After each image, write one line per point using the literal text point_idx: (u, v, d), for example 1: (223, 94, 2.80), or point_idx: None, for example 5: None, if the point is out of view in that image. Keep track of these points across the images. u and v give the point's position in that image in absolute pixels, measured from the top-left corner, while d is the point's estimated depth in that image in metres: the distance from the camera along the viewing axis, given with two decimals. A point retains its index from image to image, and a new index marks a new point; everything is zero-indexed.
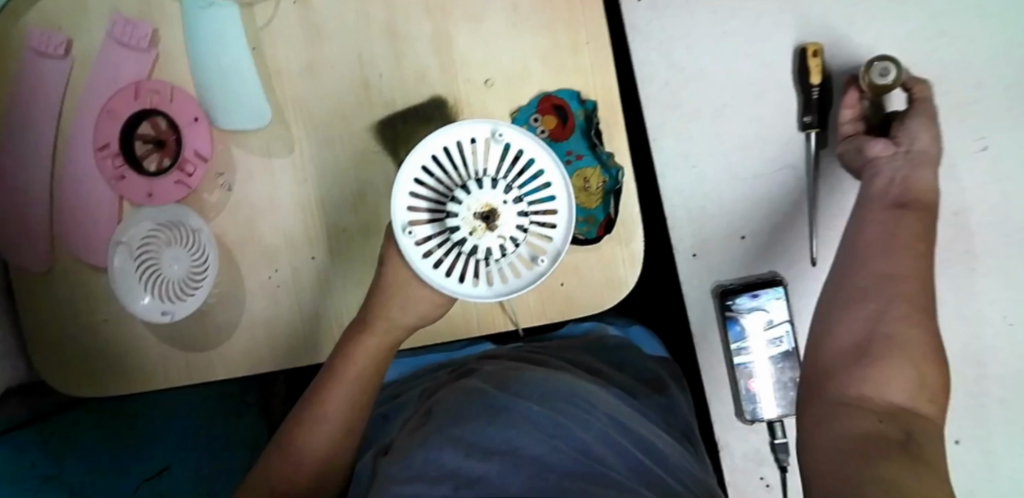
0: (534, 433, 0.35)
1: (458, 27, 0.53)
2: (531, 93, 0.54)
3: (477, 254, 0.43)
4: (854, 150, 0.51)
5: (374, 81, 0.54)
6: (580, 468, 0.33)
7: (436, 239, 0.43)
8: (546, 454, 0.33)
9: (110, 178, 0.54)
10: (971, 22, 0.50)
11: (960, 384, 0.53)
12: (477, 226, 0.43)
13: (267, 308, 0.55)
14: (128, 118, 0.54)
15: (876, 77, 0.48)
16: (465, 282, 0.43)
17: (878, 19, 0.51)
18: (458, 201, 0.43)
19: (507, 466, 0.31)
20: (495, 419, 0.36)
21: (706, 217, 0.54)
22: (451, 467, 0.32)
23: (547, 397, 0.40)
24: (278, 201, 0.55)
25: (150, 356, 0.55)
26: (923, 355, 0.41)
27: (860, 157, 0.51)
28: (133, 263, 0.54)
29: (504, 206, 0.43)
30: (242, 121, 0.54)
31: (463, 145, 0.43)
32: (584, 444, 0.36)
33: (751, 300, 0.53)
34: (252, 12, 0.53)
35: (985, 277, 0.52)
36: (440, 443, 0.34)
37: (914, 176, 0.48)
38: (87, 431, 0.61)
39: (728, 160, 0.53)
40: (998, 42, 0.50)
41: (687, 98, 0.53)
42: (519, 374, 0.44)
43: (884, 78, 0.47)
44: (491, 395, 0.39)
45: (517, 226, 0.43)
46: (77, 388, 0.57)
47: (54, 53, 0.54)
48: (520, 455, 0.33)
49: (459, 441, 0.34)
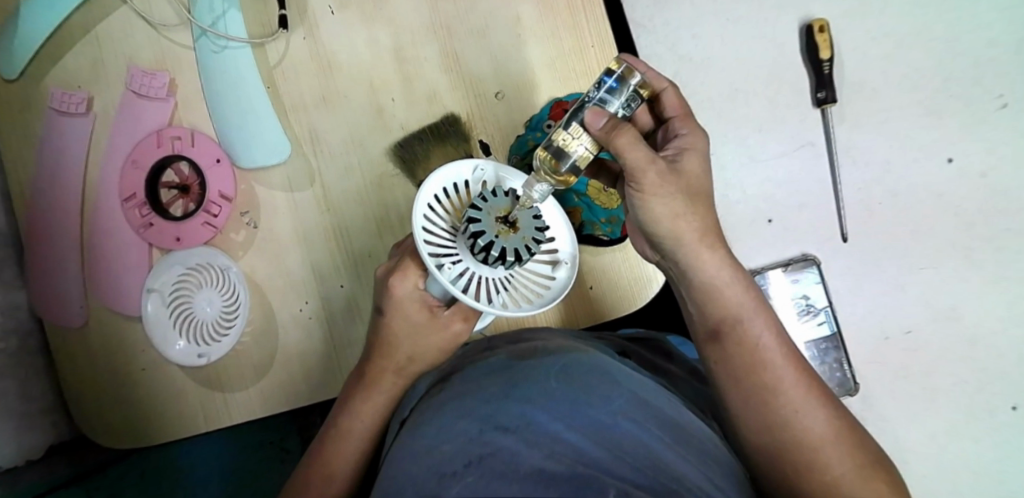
0: (550, 410, 0.34)
1: (465, 45, 0.56)
2: (542, 101, 0.55)
3: (507, 257, 0.37)
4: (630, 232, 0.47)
5: (388, 106, 0.56)
6: (595, 449, 0.32)
7: (458, 270, 0.38)
8: (561, 432, 0.33)
9: (137, 226, 0.55)
10: (966, 6, 0.65)
11: (991, 307, 0.64)
12: (500, 228, 0.38)
13: (301, 340, 0.55)
14: (152, 166, 0.55)
15: (577, 149, 0.40)
16: (499, 305, 0.38)
17: (891, 5, 0.66)
18: (475, 206, 0.38)
19: (521, 444, 0.31)
20: (513, 392, 0.36)
21: (751, 188, 0.68)
22: (466, 443, 0.32)
23: (568, 369, 0.38)
24: (303, 232, 0.55)
25: (190, 402, 0.54)
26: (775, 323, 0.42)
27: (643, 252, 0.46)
28: (167, 309, 0.54)
29: (521, 208, 0.39)
30: (262, 157, 0.55)
31: (458, 187, 0.41)
32: (604, 422, 0.34)
33: (796, 284, 0.67)
34: (265, 51, 0.55)
35: (1005, 212, 0.64)
36: (454, 418, 0.34)
37: (675, 254, 0.41)
38: None
39: (763, 130, 0.67)
40: (988, 16, 0.64)
41: (726, 79, 0.67)
42: (531, 352, 0.42)
43: (580, 147, 0.40)
44: (508, 372, 0.38)
45: (536, 226, 0.39)
46: (119, 442, 0.55)
47: (74, 112, 0.54)
48: (534, 430, 0.32)
49: (474, 420, 0.33)
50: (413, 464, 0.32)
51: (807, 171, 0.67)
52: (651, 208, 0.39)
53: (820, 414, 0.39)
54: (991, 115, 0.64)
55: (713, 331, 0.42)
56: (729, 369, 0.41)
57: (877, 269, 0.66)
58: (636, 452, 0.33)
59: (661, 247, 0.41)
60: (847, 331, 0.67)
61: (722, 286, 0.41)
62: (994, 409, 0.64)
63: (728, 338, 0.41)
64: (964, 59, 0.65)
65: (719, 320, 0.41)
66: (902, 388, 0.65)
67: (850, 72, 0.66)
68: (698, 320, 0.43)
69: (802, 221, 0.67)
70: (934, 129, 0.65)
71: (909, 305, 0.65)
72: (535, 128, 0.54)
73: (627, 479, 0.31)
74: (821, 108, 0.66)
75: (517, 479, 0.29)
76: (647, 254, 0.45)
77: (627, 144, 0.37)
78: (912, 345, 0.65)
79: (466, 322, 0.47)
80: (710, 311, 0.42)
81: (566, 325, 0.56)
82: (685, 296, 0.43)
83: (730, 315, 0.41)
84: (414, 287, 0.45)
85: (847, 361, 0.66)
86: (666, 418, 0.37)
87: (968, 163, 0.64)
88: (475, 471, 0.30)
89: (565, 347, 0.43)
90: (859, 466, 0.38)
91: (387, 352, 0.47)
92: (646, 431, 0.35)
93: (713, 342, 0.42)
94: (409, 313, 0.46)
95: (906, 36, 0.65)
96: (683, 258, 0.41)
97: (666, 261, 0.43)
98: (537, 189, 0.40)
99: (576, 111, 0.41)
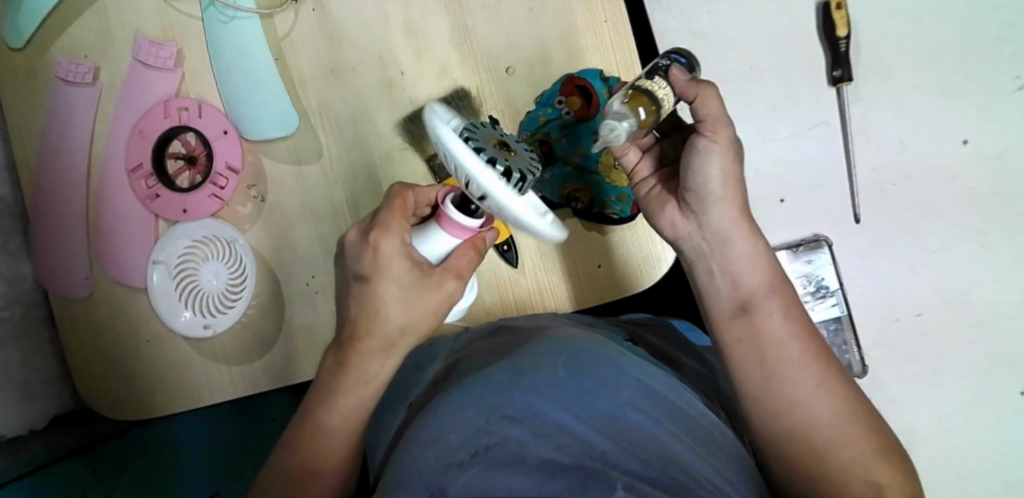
0: (556, 402, 0.34)
1: (477, 18, 0.55)
2: (554, 77, 0.55)
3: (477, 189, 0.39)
4: (657, 207, 0.45)
5: (398, 79, 0.55)
6: (604, 441, 0.32)
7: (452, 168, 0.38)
8: (567, 423, 0.33)
9: (144, 197, 0.54)
10: None
11: (1007, 291, 0.63)
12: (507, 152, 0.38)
13: (308, 315, 0.55)
14: (159, 137, 0.54)
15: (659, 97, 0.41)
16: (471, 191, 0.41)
17: None
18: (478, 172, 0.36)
19: (529, 435, 0.31)
20: (520, 381, 0.36)
21: (761, 167, 0.68)
22: (474, 431, 0.32)
23: (575, 362, 0.39)
24: (311, 205, 0.55)
25: (195, 374, 0.54)
26: (791, 296, 0.42)
27: (664, 219, 0.45)
28: (173, 282, 0.54)
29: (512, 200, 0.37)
30: (269, 130, 0.54)
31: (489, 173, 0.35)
32: (612, 414, 0.35)
33: (806, 265, 0.67)
34: (273, 22, 0.55)
35: None
36: (464, 406, 0.34)
37: (717, 220, 0.41)
38: (134, 444, 0.60)
39: (776, 107, 0.67)
40: None
41: (741, 54, 0.67)
42: (543, 338, 0.42)
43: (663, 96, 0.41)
44: (519, 361, 0.39)
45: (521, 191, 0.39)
46: (125, 414, 0.55)
47: (81, 81, 0.54)
48: (541, 422, 0.32)
49: (483, 405, 0.34)
50: (419, 451, 0.32)
51: (816, 155, 0.67)
52: (711, 161, 0.40)
53: (832, 417, 0.38)
54: (1010, 97, 0.62)
55: (741, 305, 0.41)
56: (752, 346, 0.40)
57: (889, 251, 0.66)
58: (643, 445, 0.33)
59: (706, 209, 0.41)
60: (856, 313, 0.67)
61: (744, 271, 0.42)
62: (1005, 394, 0.63)
63: (755, 315, 0.41)
64: (985, 35, 0.63)
65: (754, 289, 0.41)
66: (911, 369, 0.65)
67: (866, 50, 0.65)
68: (725, 296, 0.42)
69: (810, 202, 0.67)
70: (948, 110, 0.64)
71: (921, 287, 0.65)
72: (546, 104, 0.55)
73: (633, 472, 0.30)
74: (836, 87, 0.66)
75: (522, 470, 0.29)
76: (676, 230, 0.44)
77: (710, 98, 0.40)
78: (922, 328, 0.65)
79: (461, 281, 0.43)
80: (738, 285, 0.42)
81: (572, 303, 0.56)
82: (712, 270, 0.43)
83: (756, 292, 0.41)
84: (405, 269, 0.42)
85: (856, 343, 0.66)
86: (674, 409, 0.38)
87: (985, 144, 0.63)
88: (481, 461, 0.29)
89: (574, 334, 0.44)
90: (875, 440, 0.38)
91: (374, 326, 0.42)
92: (655, 423, 0.35)
93: (739, 317, 0.41)
94: (397, 273, 0.42)
95: (925, 13, 0.64)
96: (723, 224, 0.41)
97: (699, 230, 0.43)
98: (623, 123, 0.39)
99: (654, 69, 0.42)
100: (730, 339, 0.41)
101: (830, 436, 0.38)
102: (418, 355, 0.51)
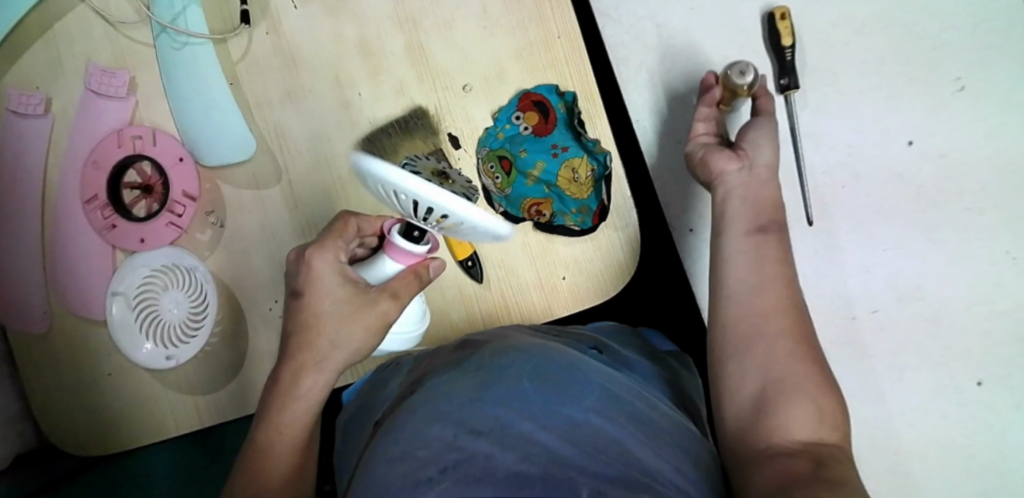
0: (522, 412, 0.35)
1: (432, 38, 0.55)
2: (509, 93, 0.56)
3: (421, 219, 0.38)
4: (706, 150, 0.53)
5: (355, 100, 0.55)
6: (569, 448, 0.32)
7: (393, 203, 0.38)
8: (534, 433, 0.33)
9: (100, 228, 0.53)
10: None
11: None
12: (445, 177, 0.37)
13: (271, 340, 0.54)
14: (113, 166, 0.53)
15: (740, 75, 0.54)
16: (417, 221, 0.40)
17: None
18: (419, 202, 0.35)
19: (495, 447, 0.31)
20: (484, 395, 0.36)
21: None
22: (441, 446, 0.32)
23: (540, 371, 0.39)
24: (272, 228, 0.55)
25: (159, 406, 0.53)
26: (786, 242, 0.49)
27: (717, 155, 0.52)
28: (133, 313, 0.53)
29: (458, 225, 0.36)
30: (226, 156, 0.54)
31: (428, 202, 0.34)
32: (578, 421, 0.35)
33: None
34: (227, 47, 0.54)
35: None
36: (430, 421, 0.34)
37: (761, 156, 0.52)
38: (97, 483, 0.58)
39: None
40: None
41: None
42: (509, 348, 0.43)
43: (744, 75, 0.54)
44: (483, 373, 0.39)
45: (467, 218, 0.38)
46: (87, 449, 0.54)
47: (32, 113, 0.53)
48: (507, 435, 0.33)
49: (449, 419, 0.34)
50: (385, 472, 0.32)
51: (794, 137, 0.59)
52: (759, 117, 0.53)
53: (792, 355, 0.45)
54: None
55: (761, 224, 0.50)
56: (757, 259, 0.48)
57: None
58: (607, 449, 0.33)
59: (757, 148, 0.52)
60: None
61: (746, 212, 0.50)
62: None
63: (766, 237, 0.49)
64: None
65: (764, 221, 0.50)
66: None
67: None
68: (744, 218, 0.50)
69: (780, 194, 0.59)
70: None
71: None
72: (504, 120, 0.56)
73: (599, 476, 0.31)
74: None
75: (490, 484, 0.29)
76: (723, 165, 0.51)
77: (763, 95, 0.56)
78: None
79: None
80: (758, 208, 0.50)
81: (538, 317, 0.56)
82: (739, 194, 0.51)
83: (767, 221, 0.50)
84: None
85: None
86: (639, 416, 0.38)
87: None
88: (450, 477, 0.30)
89: (540, 344, 0.44)
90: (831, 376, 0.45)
91: None
92: (620, 428, 0.35)
93: (755, 233, 0.49)
94: None
95: None
96: (764, 155, 0.52)
97: (745, 162, 0.51)
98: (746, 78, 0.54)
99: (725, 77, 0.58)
100: (741, 251, 0.49)
101: (791, 364, 0.44)
102: (383, 375, 0.51)
